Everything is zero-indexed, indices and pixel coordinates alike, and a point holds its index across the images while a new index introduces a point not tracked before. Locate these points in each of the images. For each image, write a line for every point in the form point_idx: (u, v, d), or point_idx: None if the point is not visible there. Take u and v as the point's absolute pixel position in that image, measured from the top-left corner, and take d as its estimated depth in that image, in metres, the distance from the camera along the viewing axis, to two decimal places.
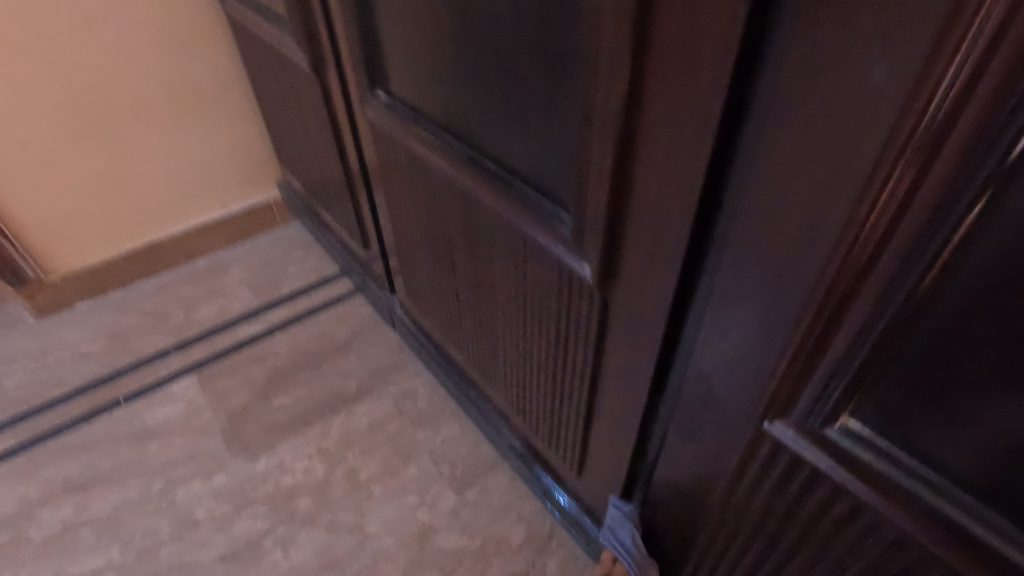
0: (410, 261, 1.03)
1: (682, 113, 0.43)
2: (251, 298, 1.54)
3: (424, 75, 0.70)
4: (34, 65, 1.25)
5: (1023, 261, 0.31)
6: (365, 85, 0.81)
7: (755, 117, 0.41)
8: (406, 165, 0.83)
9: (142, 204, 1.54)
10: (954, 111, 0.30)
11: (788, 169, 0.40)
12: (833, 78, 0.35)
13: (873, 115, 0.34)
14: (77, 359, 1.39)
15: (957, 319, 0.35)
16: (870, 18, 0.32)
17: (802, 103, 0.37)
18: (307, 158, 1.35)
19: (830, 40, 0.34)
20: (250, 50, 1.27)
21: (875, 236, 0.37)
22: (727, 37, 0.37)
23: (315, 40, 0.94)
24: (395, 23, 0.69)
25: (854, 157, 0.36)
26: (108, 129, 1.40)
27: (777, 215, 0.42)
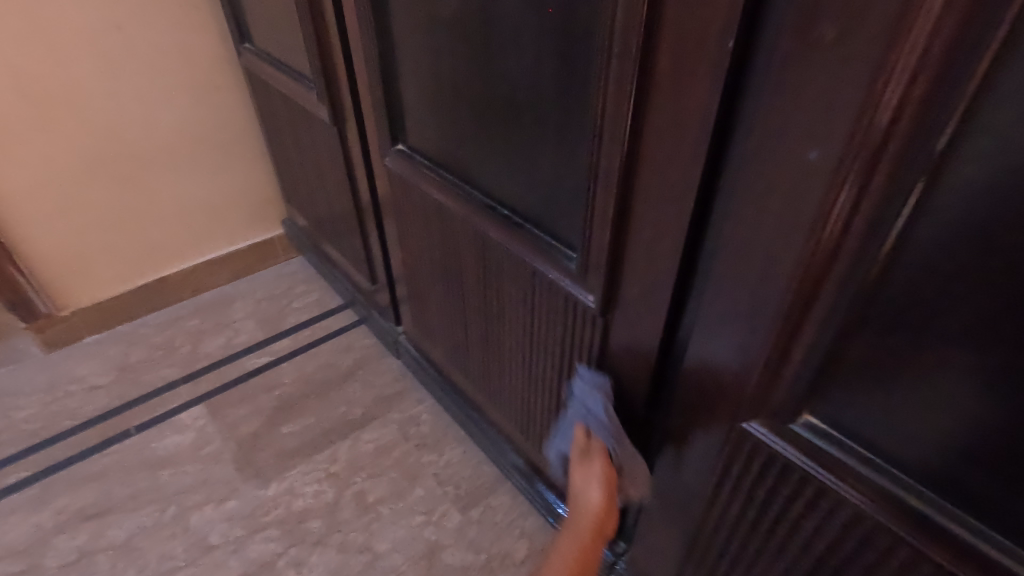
0: (420, 293, 1.12)
1: (665, 174, 0.51)
2: (257, 330, 1.60)
3: (445, 131, 0.81)
4: (61, 112, 1.34)
5: (928, 283, 0.41)
6: (386, 136, 0.91)
7: (724, 177, 0.49)
8: (421, 208, 0.93)
9: (153, 243, 1.61)
10: (868, 177, 0.40)
11: (752, 221, 0.48)
12: (781, 150, 0.44)
13: (812, 180, 0.43)
14: (87, 391, 1.44)
15: (884, 331, 0.44)
16: (806, 106, 0.41)
17: (759, 169, 0.46)
18: (317, 198, 1.44)
19: (778, 122, 0.43)
20: (267, 100, 1.38)
21: (818, 272, 0.45)
22: (703, 116, 0.46)
23: (335, 96, 1.04)
24: (420, 86, 0.80)
25: (801, 213, 0.44)
26: (126, 172, 1.49)
27: (745, 258, 0.50)
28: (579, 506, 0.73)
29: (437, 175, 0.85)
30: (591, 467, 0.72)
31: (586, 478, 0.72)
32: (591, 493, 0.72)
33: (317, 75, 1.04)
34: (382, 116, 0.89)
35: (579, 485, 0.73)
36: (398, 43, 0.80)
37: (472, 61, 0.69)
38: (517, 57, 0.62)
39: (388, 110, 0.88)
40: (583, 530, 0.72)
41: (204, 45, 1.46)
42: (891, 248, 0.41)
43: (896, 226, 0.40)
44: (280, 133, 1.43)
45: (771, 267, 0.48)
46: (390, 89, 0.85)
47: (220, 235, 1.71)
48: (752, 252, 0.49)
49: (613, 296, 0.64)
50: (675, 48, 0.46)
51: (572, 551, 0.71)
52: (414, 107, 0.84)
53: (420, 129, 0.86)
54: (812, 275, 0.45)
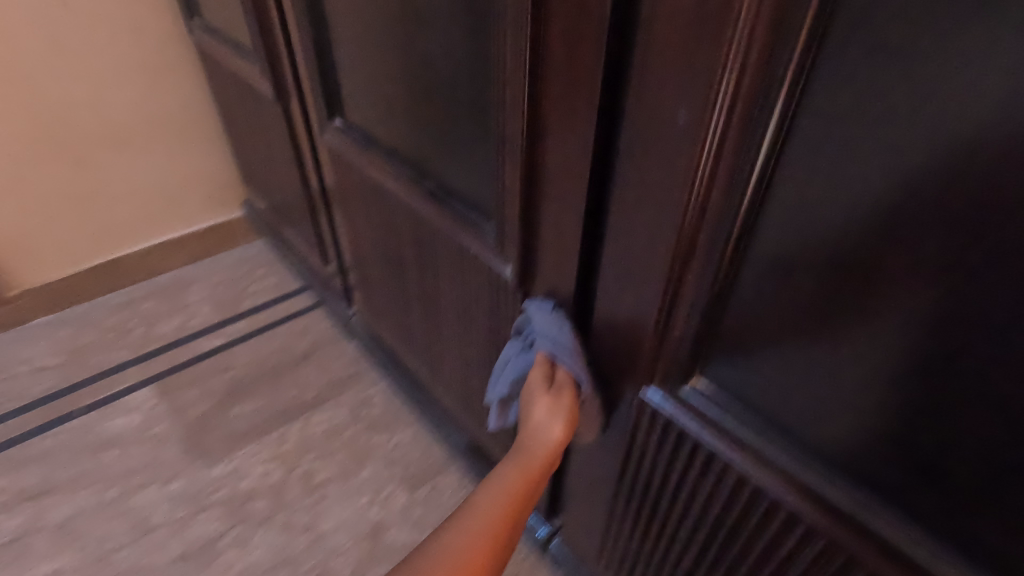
0: (367, 273, 1.12)
1: (561, 144, 0.52)
2: (213, 314, 1.58)
3: (376, 104, 0.80)
4: (3, 89, 1.30)
5: (787, 248, 0.42)
6: (322, 111, 0.90)
7: (615, 148, 0.50)
8: (360, 185, 0.92)
9: (107, 225, 1.58)
10: (721, 142, 0.41)
11: (636, 190, 0.49)
12: (652, 119, 0.45)
13: (677, 147, 0.44)
14: (34, 373, 1.41)
15: (753, 294, 0.46)
16: (668, 74, 0.43)
17: (637, 136, 0.47)
18: (272, 178, 1.42)
19: (648, 89, 0.45)
20: (220, 78, 1.35)
21: (691, 236, 0.47)
22: (588, 85, 0.47)
23: (276, 71, 1.02)
24: (352, 57, 0.79)
25: (671, 178, 0.46)
26: (77, 153, 1.45)
27: (634, 227, 0.51)
28: (529, 442, 0.59)
29: (369, 151, 0.84)
30: (559, 398, 0.59)
31: (550, 411, 0.59)
32: (552, 429, 0.58)
33: (256, 50, 1.02)
34: (317, 91, 0.88)
35: (539, 416, 0.59)
36: (330, 14, 0.79)
37: (397, 31, 0.68)
38: (437, 26, 0.62)
39: (321, 84, 0.87)
40: (531, 468, 0.57)
41: (157, 24, 1.43)
42: (752, 207, 0.43)
43: (754, 184, 0.42)
44: (233, 112, 1.41)
45: (657, 232, 0.49)
46: (323, 62, 0.84)
47: (177, 217, 1.69)
48: (642, 219, 0.50)
49: (529, 269, 0.64)
50: (563, 17, 0.47)
51: (512, 488, 0.55)
52: (348, 81, 0.83)
53: (355, 102, 0.85)
54: (688, 237, 0.47)
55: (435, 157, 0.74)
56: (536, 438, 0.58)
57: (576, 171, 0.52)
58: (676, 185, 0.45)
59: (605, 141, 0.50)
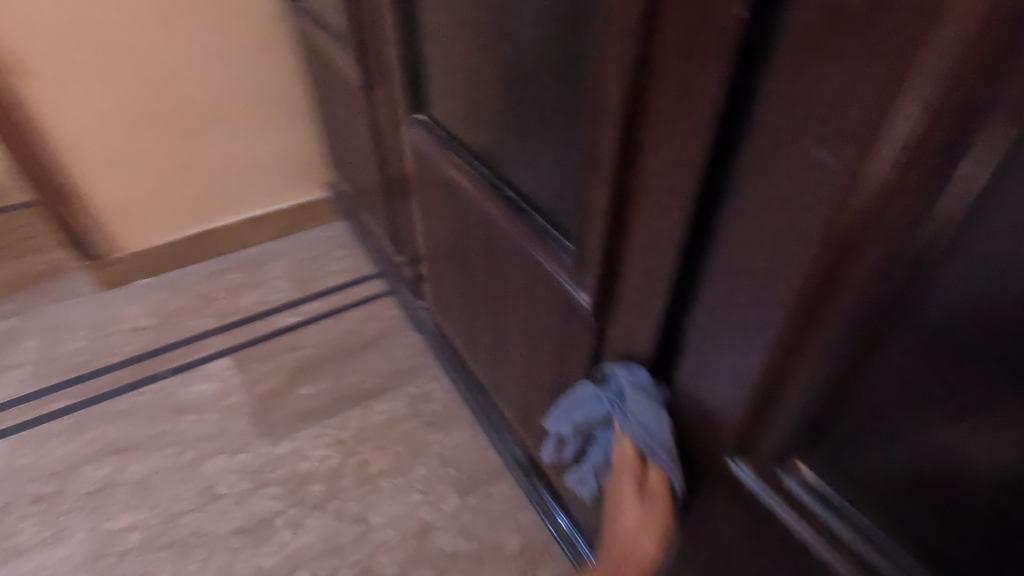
0: (438, 270, 1.09)
1: (663, 165, 0.47)
2: (291, 291, 1.63)
3: (459, 99, 0.76)
4: (122, 62, 1.38)
5: (954, 336, 0.35)
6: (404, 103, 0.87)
7: (731, 177, 0.44)
8: (437, 182, 0.89)
9: (203, 197, 1.66)
10: (882, 187, 0.34)
11: (754, 226, 0.43)
12: (786, 149, 0.39)
13: (813, 185, 0.38)
14: (131, 332, 1.52)
15: (898, 377, 0.39)
16: (815, 99, 0.36)
17: (763, 168, 0.41)
18: (356, 164, 1.43)
19: (785, 114, 0.38)
20: (314, 61, 1.37)
21: (821, 292, 0.40)
22: (700, 101, 0.41)
23: (363, 59, 1.01)
24: (440, 49, 0.75)
25: (806, 220, 0.39)
26: (181, 127, 1.53)
27: (744, 269, 0.45)
28: (621, 552, 0.55)
29: (448, 150, 0.80)
30: (651, 507, 0.54)
31: (641, 520, 0.54)
32: (645, 542, 0.54)
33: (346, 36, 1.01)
34: (400, 80, 0.85)
35: (630, 525, 0.54)
36: (420, 1, 0.75)
37: (490, 22, 0.63)
38: (535, 19, 0.56)
39: (404, 73, 0.83)
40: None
41: (262, 5, 1.46)
42: (913, 272, 0.36)
43: (927, 250, 0.35)
44: (324, 95, 1.43)
45: (775, 268, 0.42)
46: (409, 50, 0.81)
47: (267, 194, 1.75)
48: (755, 252, 0.43)
49: (611, 294, 0.58)
50: (677, 25, 0.41)
51: None
52: (433, 72, 0.79)
53: (439, 96, 0.81)
54: (821, 282, 0.39)
55: (517, 165, 0.69)
56: (629, 554, 0.54)
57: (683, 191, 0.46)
58: (811, 219, 0.39)
59: (720, 163, 0.44)
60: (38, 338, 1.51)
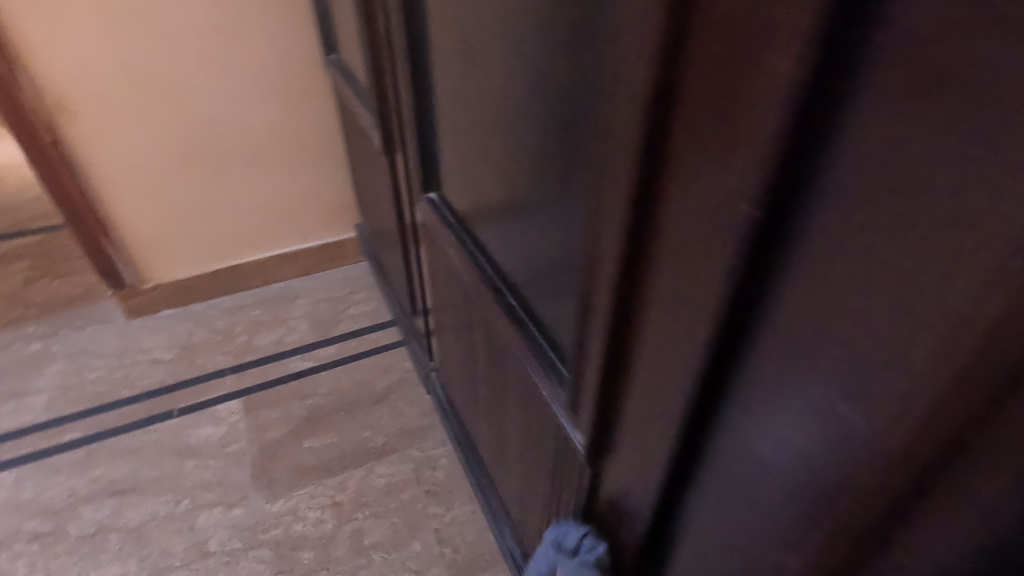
0: (447, 341, 1.05)
1: (664, 333, 0.40)
2: (309, 332, 1.62)
3: (469, 187, 0.72)
4: (165, 104, 1.42)
5: None
6: (417, 177, 0.84)
7: (745, 366, 0.37)
8: (446, 260, 0.85)
9: (232, 232, 1.68)
10: (928, 455, 0.27)
11: (770, 431, 0.36)
12: (814, 365, 0.32)
13: (844, 421, 0.31)
14: (149, 364, 1.53)
15: None
16: (852, 322, 0.29)
17: (785, 373, 0.34)
18: (380, 215, 1.41)
19: (816, 325, 0.31)
20: (346, 112, 1.37)
21: (848, 540, 0.33)
22: (703, 283, 0.35)
23: (384, 123, 0.98)
24: (453, 131, 0.71)
25: (834, 455, 0.32)
26: (216, 165, 1.55)
27: (757, 472, 0.38)
28: None
29: (457, 237, 0.78)
30: None
31: None
32: None
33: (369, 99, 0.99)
34: (414, 155, 0.82)
35: None
36: (436, 80, 0.72)
37: (499, 119, 0.59)
38: (540, 125, 0.51)
39: (418, 149, 0.80)
40: None
41: (302, 52, 1.48)
42: (971, 564, 0.27)
43: (980, 548, 0.27)
44: (354, 145, 1.42)
45: (802, 472, 0.34)
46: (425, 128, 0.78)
47: (294, 232, 1.75)
48: (777, 451, 0.36)
49: (608, 437, 0.51)
50: (681, 190, 0.35)
51: None
52: (447, 151, 0.76)
53: (452, 176, 0.77)
54: (863, 522, 0.32)
55: (519, 270, 0.66)
56: None
57: (683, 359, 0.39)
58: (852, 446, 0.31)
59: (731, 347, 0.37)
60: (63, 364, 1.54)
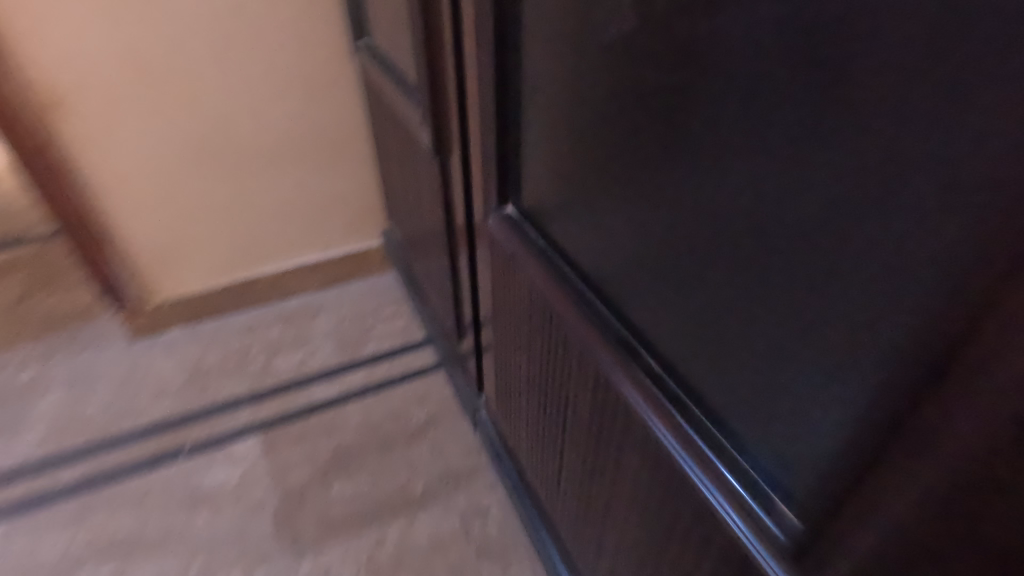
0: (512, 381, 0.88)
1: None
2: (333, 354, 1.46)
3: (568, 200, 0.58)
4: (173, 98, 1.24)
5: None
6: (495, 185, 0.69)
7: None
8: (529, 288, 0.69)
9: (250, 242, 1.51)
10: None
11: None
12: None
13: None
14: (156, 392, 1.37)
15: None
16: None
17: None
18: (417, 226, 1.25)
19: None
20: (380, 110, 1.20)
21: None
22: None
23: (442, 121, 0.82)
24: (557, 126, 0.56)
25: None
26: (231, 168, 1.38)
27: None
28: None
29: (548, 262, 0.65)
30: None
31: None
32: None
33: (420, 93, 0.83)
34: (495, 158, 0.67)
35: None
36: (537, 65, 0.56)
37: (648, 113, 0.43)
38: (742, 121, 0.36)
39: (499, 150, 0.66)
40: None
41: (326, 40, 1.31)
42: None
43: None
44: (388, 147, 1.26)
45: None
46: (513, 125, 0.64)
47: (316, 241, 1.58)
48: None
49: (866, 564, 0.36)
50: None
51: None
52: (540, 152, 0.60)
53: (545, 182, 0.62)
54: None
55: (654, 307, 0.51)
56: None
57: None
58: None
59: None
60: (60, 392, 1.37)
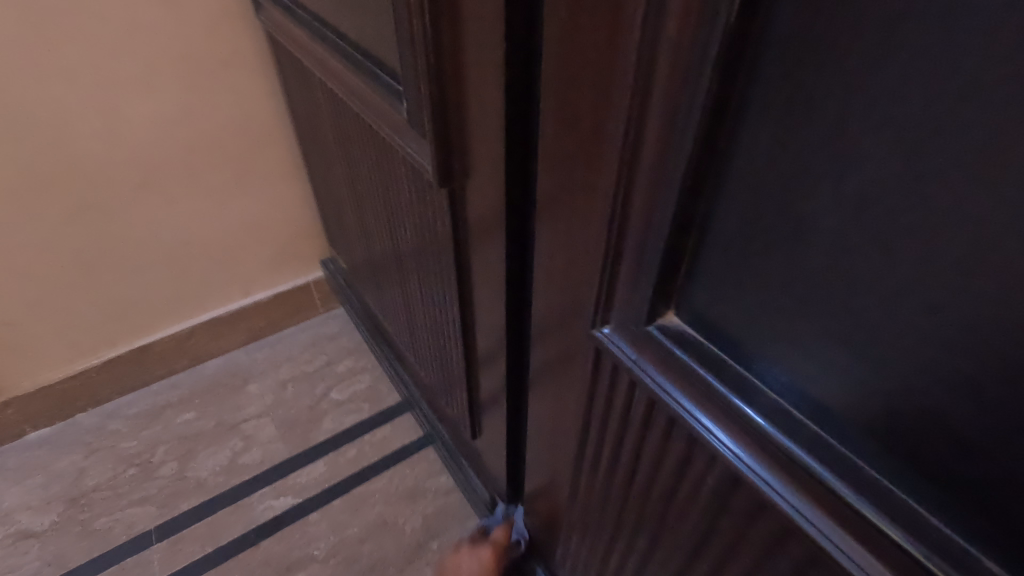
0: (601, 538, 0.56)
1: None
2: (277, 442, 1.09)
3: (942, 348, 0.24)
4: None
5: None
6: (655, 260, 0.33)
7: None
8: (729, 472, 0.34)
9: (132, 300, 1.09)
10: None
11: None
12: None
13: None
14: (8, 546, 0.95)
15: None
16: None
17: None
18: (387, 271, 0.88)
19: None
20: (312, 106, 0.81)
21: None
22: None
23: (469, 120, 0.46)
24: (1002, 145, 0.19)
25: None
26: (83, 200, 0.95)
27: None
28: None
29: (830, 468, 0.29)
30: None
31: None
32: None
33: (417, 71, 0.45)
34: (675, 207, 0.31)
35: None
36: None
37: None
38: None
39: (686, 191, 0.30)
40: None
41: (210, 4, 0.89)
42: None
43: None
44: (330, 157, 0.87)
45: None
46: (748, 134, 0.27)
47: (234, 284, 1.19)
48: None
49: None
50: None
51: None
52: (842, 217, 0.25)
53: (833, 281, 0.27)
54: None
55: None
56: None
57: None
58: None
59: None
60: None
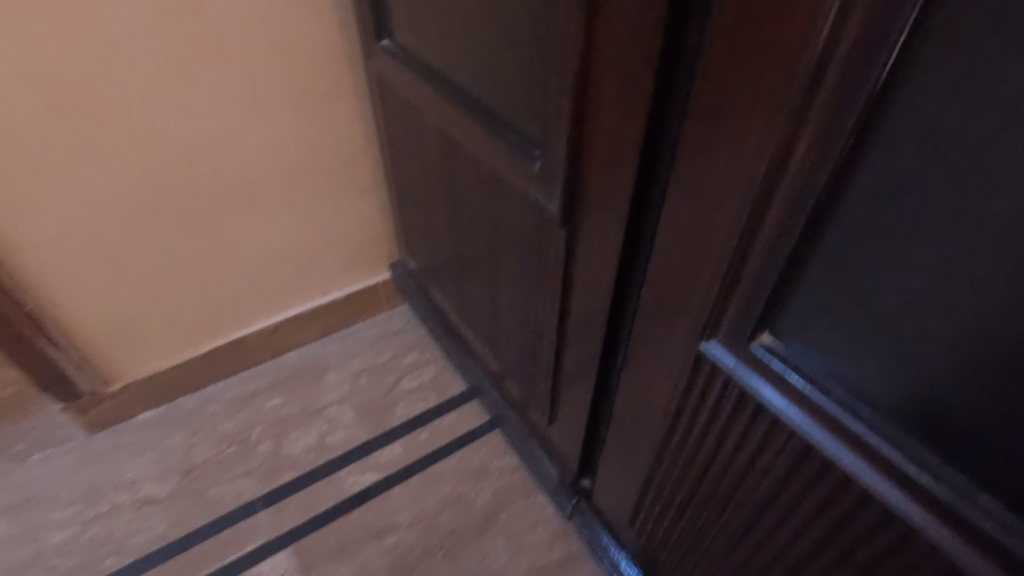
0: (676, 504, 0.69)
1: None
2: (357, 426, 1.23)
3: (966, 368, 0.36)
4: (121, 135, 0.94)
5: None
6: (762, 297, 0.46)
7: None
8: (804, 445, 0.47)
9: (230, 299, 1.24)
10: None
11: None
12: None
13: None
14: (135, 511, 1.11)
15: None
16: None
17: None
18: (467, 278, 1.01)
19: None
20: (412, 138, 0.94)
21: None
22: None
23: (591, 176, 0.58)
24: (1007, 251, 0.32)
25: None
26: (201, 213, 1.09)
27: None
28: None
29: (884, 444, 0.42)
30: None
31: None
32: None
33: (556, 139, 0.58)
34: (780, 260, 0.44)
35: None
36: (987, 133, 0.31)
37: None
38: None
39: (793, 252, 0.43)
40: None
41: (317, 43, 1.02)
42: None
43: None
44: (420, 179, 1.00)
45: None
46: (838, 219, 0.40)
47: (315, 284, 1.33)
48: None
49: None
50: None
51: None
52: (902, 279, 0.38)
53: (892, 319, 0.39)
54: None
55: None
56: None
57: None
58: None
59: None
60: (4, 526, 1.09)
